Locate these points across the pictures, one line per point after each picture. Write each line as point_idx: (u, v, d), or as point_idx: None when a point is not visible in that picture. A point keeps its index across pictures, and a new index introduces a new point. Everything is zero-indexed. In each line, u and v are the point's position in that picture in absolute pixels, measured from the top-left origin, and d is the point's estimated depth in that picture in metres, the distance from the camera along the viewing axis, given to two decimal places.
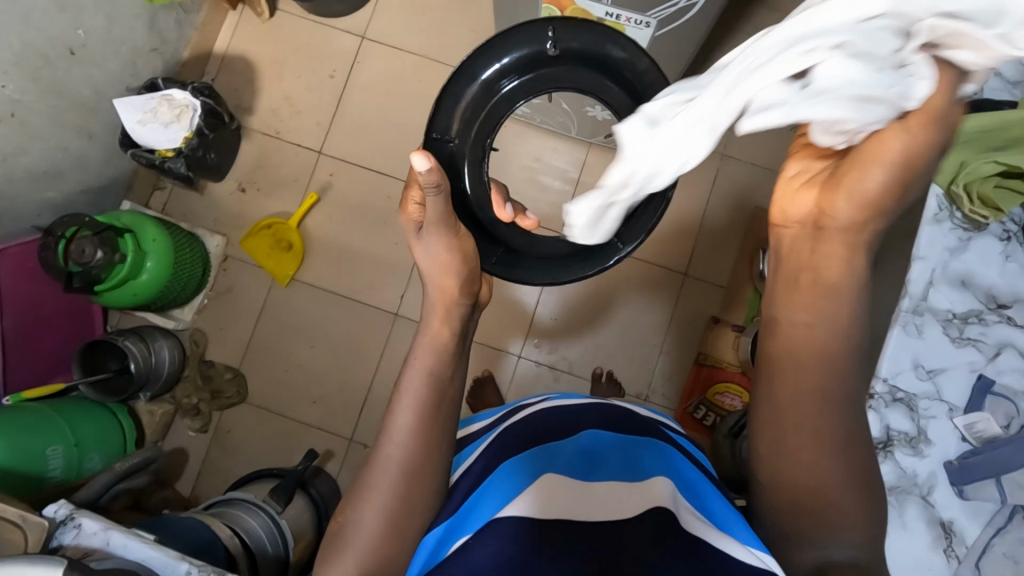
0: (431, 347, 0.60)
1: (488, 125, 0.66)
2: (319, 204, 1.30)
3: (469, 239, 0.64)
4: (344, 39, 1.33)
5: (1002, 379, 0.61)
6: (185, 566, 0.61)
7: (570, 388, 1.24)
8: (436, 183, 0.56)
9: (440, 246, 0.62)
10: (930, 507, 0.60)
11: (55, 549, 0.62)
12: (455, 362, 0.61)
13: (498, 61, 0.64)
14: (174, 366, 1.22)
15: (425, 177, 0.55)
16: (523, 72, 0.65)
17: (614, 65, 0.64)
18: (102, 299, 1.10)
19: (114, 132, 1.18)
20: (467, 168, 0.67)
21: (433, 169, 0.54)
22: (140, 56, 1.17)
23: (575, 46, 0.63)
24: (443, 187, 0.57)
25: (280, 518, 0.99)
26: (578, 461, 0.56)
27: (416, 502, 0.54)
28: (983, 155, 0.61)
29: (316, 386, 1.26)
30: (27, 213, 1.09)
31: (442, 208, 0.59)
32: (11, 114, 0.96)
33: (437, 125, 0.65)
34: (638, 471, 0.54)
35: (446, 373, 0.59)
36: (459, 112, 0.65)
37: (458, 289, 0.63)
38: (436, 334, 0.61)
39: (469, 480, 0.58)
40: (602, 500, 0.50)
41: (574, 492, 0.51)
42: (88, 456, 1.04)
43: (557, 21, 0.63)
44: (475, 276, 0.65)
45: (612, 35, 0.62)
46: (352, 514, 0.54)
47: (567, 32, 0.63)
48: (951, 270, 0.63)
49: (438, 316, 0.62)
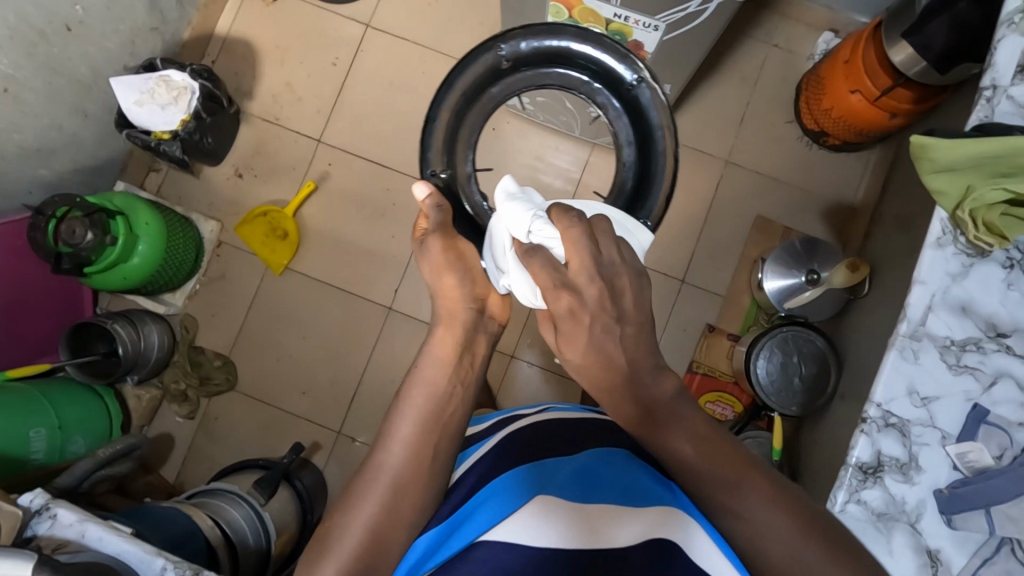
0: (437, 363, 0.62)
1: (467, 147, 0.76)
2: (316, 193, 1.28)
3: (466, 246, 0.68)
4: (348, 26, 1.31)
5: (997, 409, 0.60)
6: (160, 562, 0.60)
7: (561, 390, 1.23)
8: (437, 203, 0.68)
9: (440, 251, 0.66)
10: (917, 535, 0.59)
11: (28, 539, 0.61)
12: (457, 371, 0.62)
13: (456, 86, 0.74)
14: (163, 351, 1.21)
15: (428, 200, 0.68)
16: (496, 83, 0.75)
17: (565, 53, 0.74)
18: (92, 281, 1.08)
19: (110, 112, 1.17)
20: (462, 191, 0.76)
21: (430, 191, 0.68)
22: (139, 35, 1.15)
23: (525, 47, 0.73)
24: (443, 206, 0.68)
25: (263, 511, 0.99)
26: (574, 478, 0.54)
27: (398, 519, 0.52)
28: (990, 181, 0.59)
29: (306, 377, 1.25)
30: (17, 191, 1.07)
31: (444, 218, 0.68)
32: (4, 90, 0.94)
33: (429, 164, 0.75)
34: (640, 493, 0.53)
35: (445, 387, 0.60)
36: (439, 144, 0.75)
37: (459, 288, 0.65)
38: (441, 345, 0.63)
39: (462, 490, 0.56)
40: (599, 518, 0.48)
41: (568, 510, 0.49)
42: (72, 439, 1.03)
43: (501, 37, 0.73)
44: (477, 278, 0.67)
45: (562, 29, 0.73)
46: (329, 526, 0.52)
47: (511, 41, 0.73)
48: (952, 295, 0.62)
49: (443, 324, 0.64)
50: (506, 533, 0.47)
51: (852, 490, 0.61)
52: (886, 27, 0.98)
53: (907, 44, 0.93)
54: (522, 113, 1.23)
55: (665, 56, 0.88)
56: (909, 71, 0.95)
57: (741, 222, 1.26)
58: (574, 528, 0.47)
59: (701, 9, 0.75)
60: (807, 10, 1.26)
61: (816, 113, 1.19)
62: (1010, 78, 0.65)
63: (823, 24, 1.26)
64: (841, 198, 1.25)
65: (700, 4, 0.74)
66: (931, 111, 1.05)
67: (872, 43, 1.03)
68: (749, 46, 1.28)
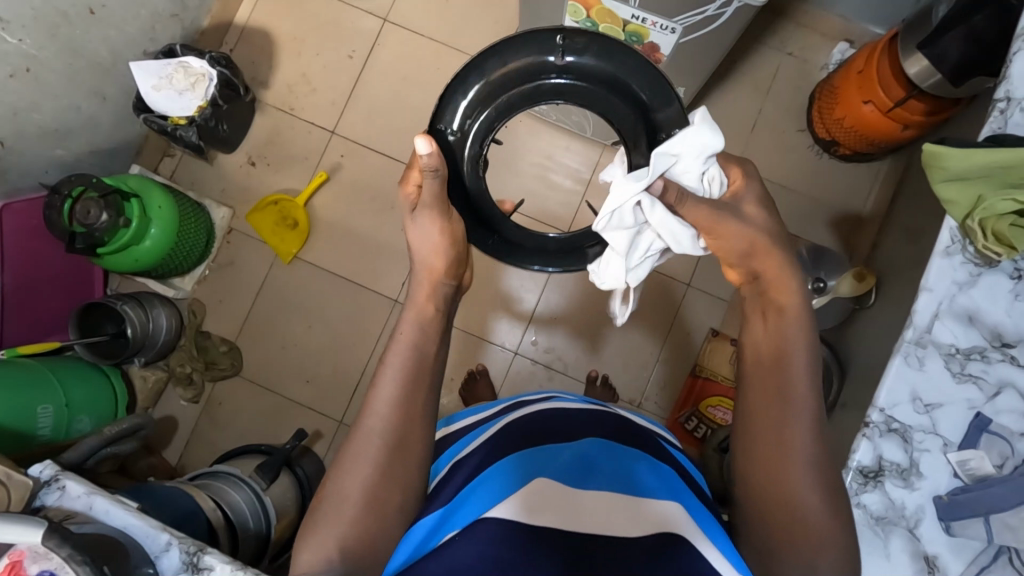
0: (415, 322, 0.60)
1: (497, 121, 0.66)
2: (328, 184, 1.29)
3: (460, 225, 0.64)
4: (365, 20, 1.32)
5: (999, 419, 0.61)
6: (165, 536, 0.61)
7: (563, 389, 1.24)
8: (435, 167, 0.59)
9: (433, 227, 0.62)
10: (915, 540, 0.60)
11: (37, 509, 0.62)
12: (438, 339, 0.61)
13: (504, 61, 0.64)
14: (171, 335, 1.22)
15: (426, 160, 0.58)
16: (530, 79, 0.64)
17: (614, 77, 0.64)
18: (104, 262, 1.09)
19: (128, 96, 1.18)
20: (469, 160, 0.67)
21: (433, 152, 0.57)
22: (160, 21, 1.16)
23: (585, 55, 0.63)
24: (442, 173, 0.59)
25: (264, 494, 1.00)
26: (575, 465, 0.56)
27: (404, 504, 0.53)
28: (1000, 192, 0.60)
29: (311, 365, 1.26)
30: (34, 170, 1.08)
31: (438, 188, 0.61)
32: (26, 70, 0.95)
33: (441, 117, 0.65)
34: (642, 487, 0.55)
35: (433, 348, 0.59)
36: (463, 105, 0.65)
37: (446, 270, 0.63)
38: (421, 309, 0.61)
39: (465, 470, 0.58)
40: (599, 512, 0.50)
41: (568, 502, 0.51)
42: (78, 418, 1.04)
43: (565, 30, 0.63)
44: (462, 259, 0.65)
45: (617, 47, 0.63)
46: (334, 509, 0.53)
47: (576, 40, 0.63)
48: (958, 304, 0.63)
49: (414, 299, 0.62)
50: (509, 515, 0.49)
51: (851, 493, 0.61)
52: (901, 38, 0.98)
53: (922, 56, 0.94)
54: (535, 112, 1.24)
55: (681, 59, 0.88)
56: (924, 83, 0.95)
57: None
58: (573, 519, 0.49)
59: (718, 12, 0.76)
60: (822, 20, 1.26)
61: (828, 122, 1.19)
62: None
63: (838, 34, 1.26)
64: (849, 208, 1.25)
65: (717, 8, 0.74)
66: (943, 123, 1.05)
67: (887, 55, 1.03)
68: (763, 54, 1.28)
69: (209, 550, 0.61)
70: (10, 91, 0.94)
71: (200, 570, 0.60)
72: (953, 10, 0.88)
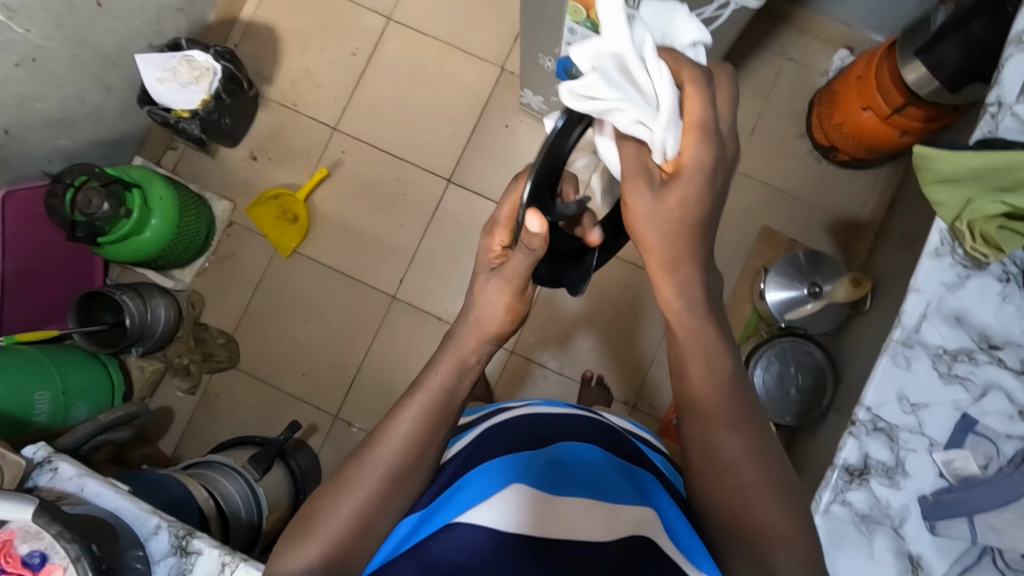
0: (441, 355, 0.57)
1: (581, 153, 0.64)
2: (329, 179, 1.30)
3: (528, 301, 0.57)
4: (370, 18, 1.33)
5: (985, 420, 0.61)
6: (155, 520, 0.62)
7: (559, 387, 1.24)
8: (535, 248, 0.52)
9: (499, 293, 0.55)
10: (899, 539, 0.60)
11: (30, 489, 0.63)
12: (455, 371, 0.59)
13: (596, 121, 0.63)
14: (169, 326, 1.22)
15: (529, 238, 0.51)
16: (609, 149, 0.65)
17: None
18: (104, 252, 1.10)
19: (132, 88, 1.19)
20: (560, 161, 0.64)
21: (542, 234, 0.50)
22: (166, 14, 1.18)
23: None
24: (538, 254, 0.52)
25: (256, 485, 1.01)
26: (550, 472, 0.57)
27: (384, 499, 0.53)
28: (989, 194, 0.60)
29: (307, 359, 1.27)
30: (38, 159, 1.10)
31: (526, 266, 0.53)
32: (32, 59, 0.96)
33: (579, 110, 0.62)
34: (615, 494, 0.56)
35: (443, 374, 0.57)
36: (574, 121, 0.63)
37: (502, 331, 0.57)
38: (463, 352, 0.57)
39: (449, 471, 0.59)
40: (575, 519, 0.52)
41: (543, 507, 0.52)
42: (74, 405, 1.05)
43: None
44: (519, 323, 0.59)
45: None
46: (315, 507, 0.53)
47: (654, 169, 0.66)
48: (946, 305, 0.63)
49: (458, 347, 0.57)
50: (483, 515, 0.50)
51: (837, 491, 0.62)
52: (899, 45, 0.99)
53: (919, 62, 0.94)
54: (537, 113, 1.26)
55: None
56: (921, 90, 0.96)
57: (747, 232, 1.27)
58: (546, 524, 0.51)
59: (715, 15, 0.76)
60: (824, 26, 1.27)
61: (828, 128, 1.20)
62: (1016, 95, 0.66)
63: (840, 41, 1.27)
64: (848, 214, 1.26)
65: (714, 9, 0.74)
66: (942, 130, 1.05)
67: (886, 61, 1.04)
68: (764, 59, 1.29)
69: (198, 534, 0.61)
70: (14, 80, 0.95)
71: (188, 554, 0.60)
72: (951, 18, 0.89)
